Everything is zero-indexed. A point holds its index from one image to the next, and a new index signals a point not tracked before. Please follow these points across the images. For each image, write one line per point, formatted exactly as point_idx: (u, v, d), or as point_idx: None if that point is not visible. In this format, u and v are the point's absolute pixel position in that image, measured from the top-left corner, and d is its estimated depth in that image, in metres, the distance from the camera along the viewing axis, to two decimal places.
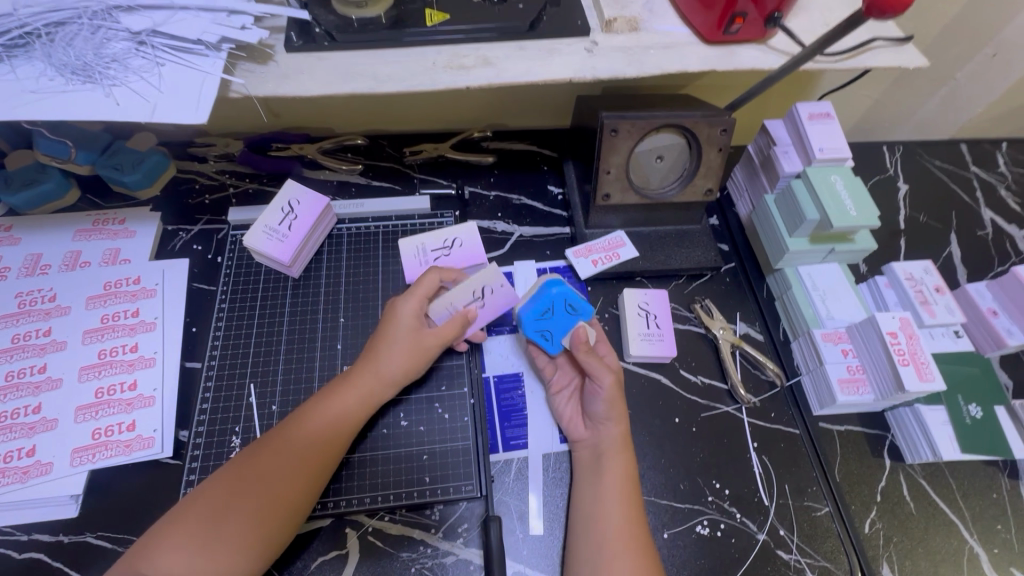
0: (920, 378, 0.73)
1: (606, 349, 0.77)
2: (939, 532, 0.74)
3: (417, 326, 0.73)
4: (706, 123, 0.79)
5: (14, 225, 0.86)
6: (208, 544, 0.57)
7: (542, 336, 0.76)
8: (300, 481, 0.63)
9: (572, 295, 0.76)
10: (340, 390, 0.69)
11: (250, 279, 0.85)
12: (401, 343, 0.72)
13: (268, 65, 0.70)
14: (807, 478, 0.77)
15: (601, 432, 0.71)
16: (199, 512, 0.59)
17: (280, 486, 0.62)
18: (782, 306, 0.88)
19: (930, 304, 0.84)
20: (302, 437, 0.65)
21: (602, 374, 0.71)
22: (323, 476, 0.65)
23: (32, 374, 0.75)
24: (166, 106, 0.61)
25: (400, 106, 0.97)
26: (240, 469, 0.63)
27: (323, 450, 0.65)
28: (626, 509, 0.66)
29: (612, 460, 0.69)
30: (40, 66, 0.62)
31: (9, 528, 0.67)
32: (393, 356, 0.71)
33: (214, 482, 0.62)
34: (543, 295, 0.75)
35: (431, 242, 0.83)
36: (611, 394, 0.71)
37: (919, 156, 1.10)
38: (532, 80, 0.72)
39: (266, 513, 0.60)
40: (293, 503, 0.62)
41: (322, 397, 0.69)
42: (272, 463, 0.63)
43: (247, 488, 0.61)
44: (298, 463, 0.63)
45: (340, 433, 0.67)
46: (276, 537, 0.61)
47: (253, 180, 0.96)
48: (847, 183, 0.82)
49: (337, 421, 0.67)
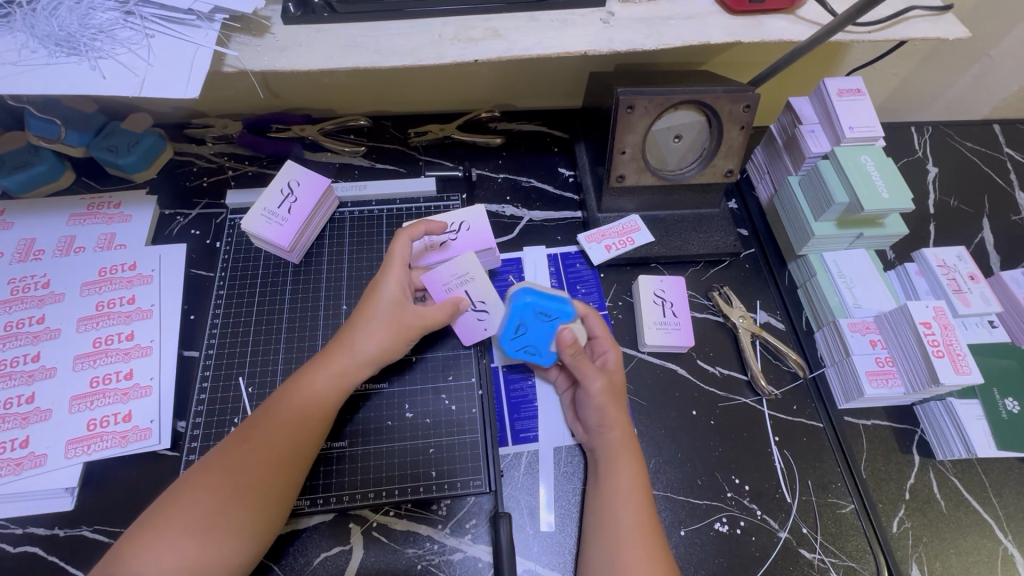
0: (955, 370, 0.69)
1: (605, 346, 0.71)
2: (970, 531, 0.71)
3: (397, 303, 0.69)
4: (728, 100, 0.74)
5: (7, 209, 0.83)
6: (186, 537, 0.54)
7: (528, 352, 0.71)
8: (274, 466, 0.60)
9: (544, 300, 0.69)
10: (314, 372, 0.66)
11: (250, 265, 0.81)
12: (377, 323, 0.68)
13: (264, 38, 0.66)
14: (831, 474, 0.73)
15: (598, 439, 0.68)
16: (176, 505, 0.56)
17: (253, 471, 0.59)
18: (805, 295, 0.84)
19: (964, 292, 0.79)
20: (277, 421, 0.62)
21: (589, 378, 0.67)
22: (301, 461, 0.62)
23: (26, 362, 0.73)
24: (155, 80, 0.58)
25: (403, 85, 0.92)
26: (214, 458, 0.60)
27: (297, 432, 0.62)
28: (642, 518, 0.62)
29: (622, 466, 0.65)
30: (22, 37, 0.58)
31: (4, 521, 0.65)
32: (369, 336, 0.68)
33: (189, 476, 0.59)
34: (513, 310, 0.69)
35: (435, 226, 0.78)
36: (600, 401, 0.66)
37: (950, 137, 1.04)
38: (544, 53, 0.67)
39: (242, 500, 0.57)
40: (271, 490, 0.59)
41: (295, 381, 0.66)
42: (246, 449, 0.60)
43: (221, 476, 0.58)
44: (272, 448, 0.61)
45: (315, 415, 0.64)
46: (259, 528, 0.58)
47: (252, 162, 0.93)
48: (878, 164, 0.77)
49: (310, 403, 0.64)
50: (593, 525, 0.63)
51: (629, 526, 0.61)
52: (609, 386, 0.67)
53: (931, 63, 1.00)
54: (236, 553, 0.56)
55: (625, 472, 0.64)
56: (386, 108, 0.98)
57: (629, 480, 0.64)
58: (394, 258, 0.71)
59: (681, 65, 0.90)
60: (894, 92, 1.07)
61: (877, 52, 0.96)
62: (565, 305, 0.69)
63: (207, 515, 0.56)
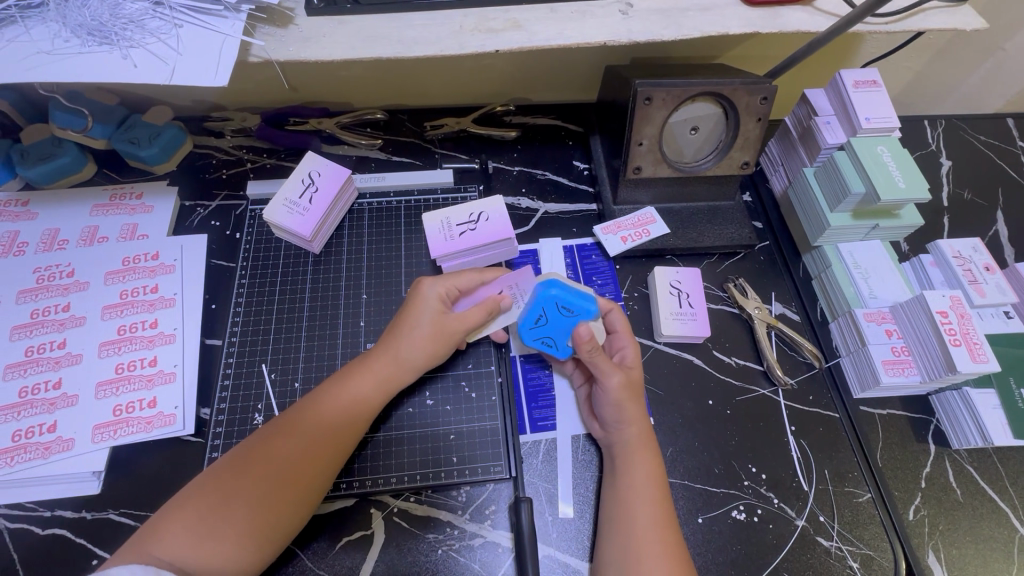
0: (973, 359, 0.69)
1: (623, 341, 0.71)
2: (987, 520, 0.71)
3: (445, 315, 0.70)
4: (745, 91, 0.75)
5: (31, 199, 0.85)
6: (220, 528, 0.55)
7: (544, 342, 0.72)
8: (312, 466, 0.61)
9: (567, 293, 0.70)
10: (356, 374, 0.66)
11: (270, 255, 0.83)
12: (426, 330, 0.69)
13: (288, 29, 0.67)
14: (848, 463, 0.74)
15: (614, 434, 0.68)
16: (212, 497, 0.57)
17: (292, 470, 0.59)
18: (820, 286, 0.84)
19: (979, 283, 0.80)
20: (317, 420, 0.62)
21: (606, 374, 0.67)
22: (338, 463, 0.63)
23: (52, 349, 0.74)
24: (184, 69, 0.59)
25: (420, 77, 0.93)
26: (252, 450, 0.60)
27: (338, 434, 0.63)
28: (660, 514, 0.62)
29: (637, 464, 0.65)
30: (54, 27, 0.59)
31: (32, 504, 0.67)
32: (415, 341, 0.68)
33: (226, 464, 0.60)
34: (535, 300, 0.71)
35: (455, 215, 0.80)
36: (617, 396, 0.66)
37: (964, 130, 1.04)
38: (565, 43, 0.68)
39: (278, 500, 0.58)
40: (306, 489, 0.60)
41: (337, 380, 0.66)
42: (285, 448, 0.60)
43: (259, 472, 0.59)
44: (313, 448, 0.61)
45: (355, 418, 0.64)
46: (288, 522, 0.59)
47: (271, 155, 0.94)
48: (894, 155, 0.78)
49: (351, 405, 0.64)
50: (608, 516, 0.64)
51: (646, 519, 0.61)
52: (626, 383, 0.67)
53: (944, 57, 1.00)
54: (266, 546, 0.57)
55: (639, 471, 0.64)
56: (403, 102, 0.99)
57: (643, 478, 0.64)
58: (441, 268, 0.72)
59: (696, 58, 0.91)
60: (907, 86, 1.07)
61: (890, 45, 0.96)
62: (588, 301, 0.70)
63: (243, 509, 0.57)
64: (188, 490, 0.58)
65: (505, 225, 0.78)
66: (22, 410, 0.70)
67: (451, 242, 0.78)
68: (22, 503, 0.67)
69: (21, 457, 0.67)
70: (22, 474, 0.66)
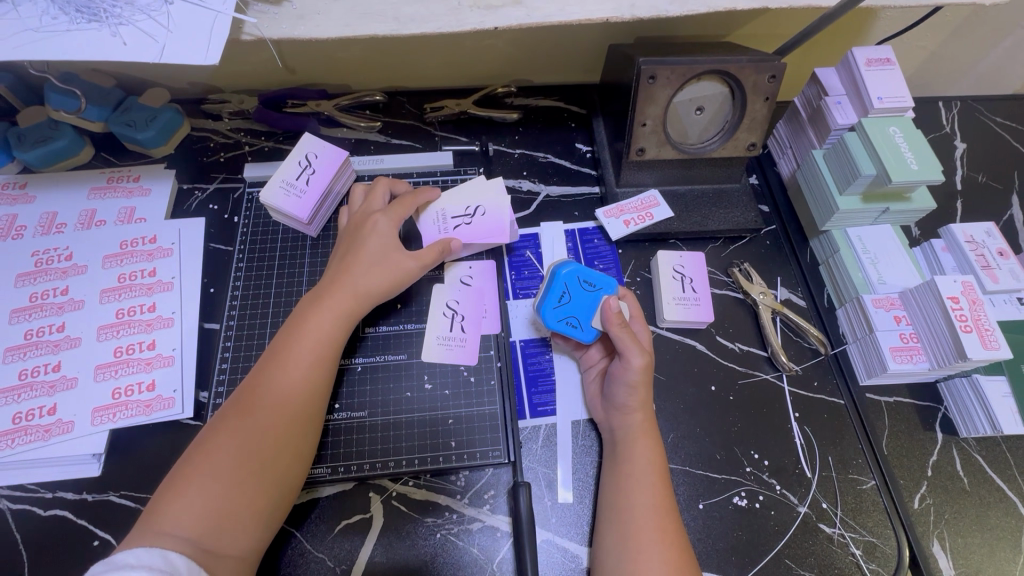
0: (984, 346, 0.68)
1: (637, 326, 0.70)
2: (990, 506, 0.70)
3: (391, 248, 0.70)
4: (753, 70, 0.72)
5: (29, 182, 0.84)
6: (211, 487, 0.54)
7: (567, 324, 0.70)
8: (286, 410, 0.60)
9: (587, 270, 0.72)
10: (313, 315, 0.65)
11: (267, 239, 0.82)
12: (376, 259, 0.69)
13: (282, 6, 0.65)
14: (852, 450, 0.73)
15: (618, 419, 0.67)
16: (194, 463, 0.56)
17: (270, 421, 0.59)
18: (827, 271, 0.83)
19: (992, 269, 0.78)
20: (286, 366, 0.62)
21: (631, 354, 0.64)
22: (314, 404, 0.62)
23: (51, 332, 0.74)
24: (176, 46, 0.57)
25: (417, 57, 0.90)
26: (228, 413, 0.60)
27: (307, 373, 0.62)
28: (663, 501, 0.60)
29: (641, 451, 0.64)
30: (42, 4, 0.58)
31: (34, 486, 0.67)
32: (365, 271, 0.68)
33: (207, 431, 0.59)
34: (556, 280, 0.72)
35: (450, 211, 0.78)
36: (635, 378, 0.64)
37: (979, 112, 1.01)
38: (566, 19, 0.65)
39: (261, 449, 0.57)
40: (287, 436, 0.59)
41: (294, 327, 0.65)
42: (259, 394, 0.60)
43: (238, 425, 0.58)
44: (283, 387, 0.61)
45: (323, 355, 0.64)
46: (282, 470, 0.59)
47: (269, 138, 0.92)
48: (906, 135, 0.75)
49: (318, 346, 0.64)
50: (611, 504, 0.63)
51: (647, 508, 0.60)
52: (647, 366, 0.65)
53: (961, 35, 0.96)
54: (265, 506, 0.57)
55: (644, 458, 0.63)
56: (402, 83, 0.97)
57: (649, 466, 0.63)
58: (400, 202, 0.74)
59: (702, 37, 0.88)
60: (923, 67, 1.03)
61: (907, 21, 0.92)
62: (608, 277, 0.72)
63: (228, 463, 0.56)
64: (178, 461, 0.57)
65: (500, 226, 0.76)
66: (23, 393, 0.70)
67: (445, 234, 0.76)
68: (23, 485, 0.67)
69: (21, 439, 0.67)
70: (23, 456, 0.67)
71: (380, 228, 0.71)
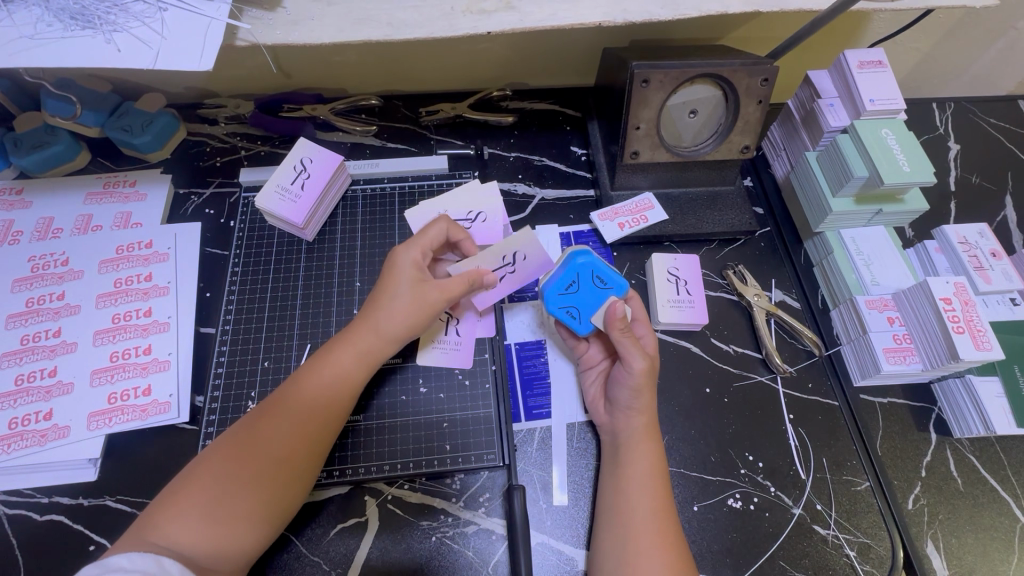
0: (977, 347, 0.68)
1: (642, 330, 0.70)
2: (984, 506, 0.70)
3: (423, 283, 0.67)
4: (745, 73, 0.73)
5: (26, 187, 0.84)
6: (215, 511, 0.55)
7: (567, 312, 0.71)
8: (300, 447, 0.60)
9: (603, 266, 0.70)
10: (336, 349, 0.65)
11: (263, 243, 0.82)
12: (405, 295, 0.66)
13: (276, 12, 0.65)
14: (846, 451, 0.73)
15: (622, 420, 0.67)
16: (200, 484, 0.56)
17: (283, 455, 0.59)
18: (821, 272, 0.83)
19: (985, 270, 0.78)
20: (301, 400, 0.62)
21: (632, 358, 0.64)
22: (326, 441, 0.62)
23: (47, 337, 0.74)
24: (170, 52, 0.58)
25: (412, 62, 0.91)
26: (238, 437, 0.59)
27: (323, 410, 0.62)
28: (658, 504, 0.60)
29: (636, 453, 0.64)
30: (37, 11, 0.58)
31: (30, 491, 0.67)
32: (391, 311, 0.66)
33: (215, 452, 0.58)
34: (569, 268, 0.70)
35: (489, 256, 0.69)
36: (637, 382, 0.65)
37: (972, 113, 1.01)
38: (559, 24, 0.65)
39: (270, 481, 0.58)
40: (297, 471, 0.59)
41: (316, 359, 0.65)
42: (274, 427, 0.60)
43: (249, 454, 0.58)
44: (300, 423, 0.60)
45: (340, 391, 0.64)
46: (285, 504, 0.59)
47: (265, 142, 0.93)
48: (899, 137, 0.76)
49: (336, 381, 0.64)
50: (606, 507, 0.63)
51: (642, 511, 0.60)
52: (649, 370, 0.65)
53: (954, 38, 0.96)
54: (265, 530, 0.57)
55: (638, 460, 0.63)
56: (397, 87, 0.97)
57: (643, 468, 0.63)
58: (422, 238, 0.69)
59: (696, 40, 0.88)
60: (916, 68, 1.03)
61: (900, 24, 0.93)
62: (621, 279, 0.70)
63: (236, 491, 0.56)
64: (181, 476, 0.57)
65: (548, 255, 0.71)
66: (19, 398, 0.70)
67: None
68: (20, 490, 0.67)
69: (18, 444, 0.67)
70: (19, 461, 0.67)
71: (406, 266, 0.67)
